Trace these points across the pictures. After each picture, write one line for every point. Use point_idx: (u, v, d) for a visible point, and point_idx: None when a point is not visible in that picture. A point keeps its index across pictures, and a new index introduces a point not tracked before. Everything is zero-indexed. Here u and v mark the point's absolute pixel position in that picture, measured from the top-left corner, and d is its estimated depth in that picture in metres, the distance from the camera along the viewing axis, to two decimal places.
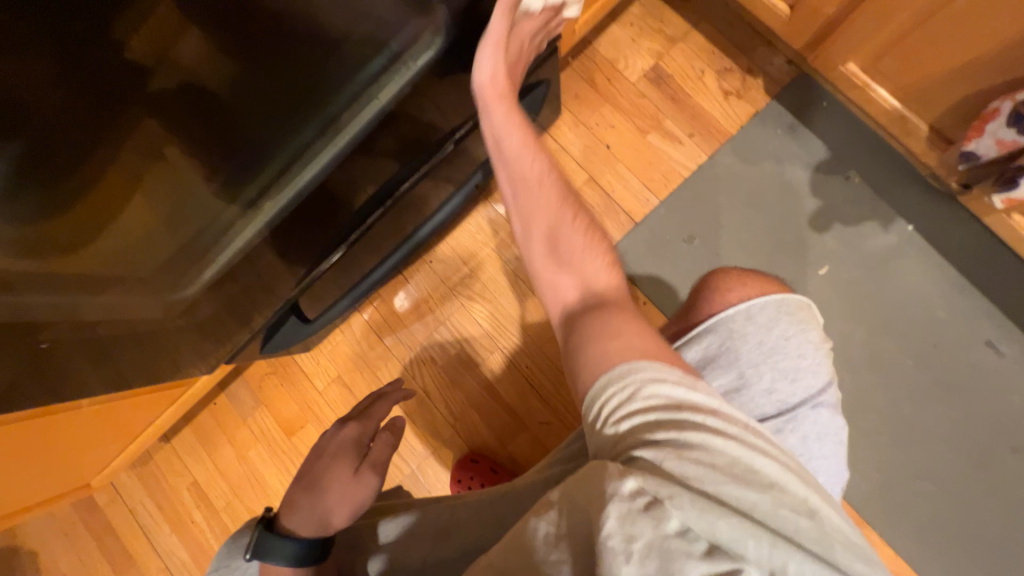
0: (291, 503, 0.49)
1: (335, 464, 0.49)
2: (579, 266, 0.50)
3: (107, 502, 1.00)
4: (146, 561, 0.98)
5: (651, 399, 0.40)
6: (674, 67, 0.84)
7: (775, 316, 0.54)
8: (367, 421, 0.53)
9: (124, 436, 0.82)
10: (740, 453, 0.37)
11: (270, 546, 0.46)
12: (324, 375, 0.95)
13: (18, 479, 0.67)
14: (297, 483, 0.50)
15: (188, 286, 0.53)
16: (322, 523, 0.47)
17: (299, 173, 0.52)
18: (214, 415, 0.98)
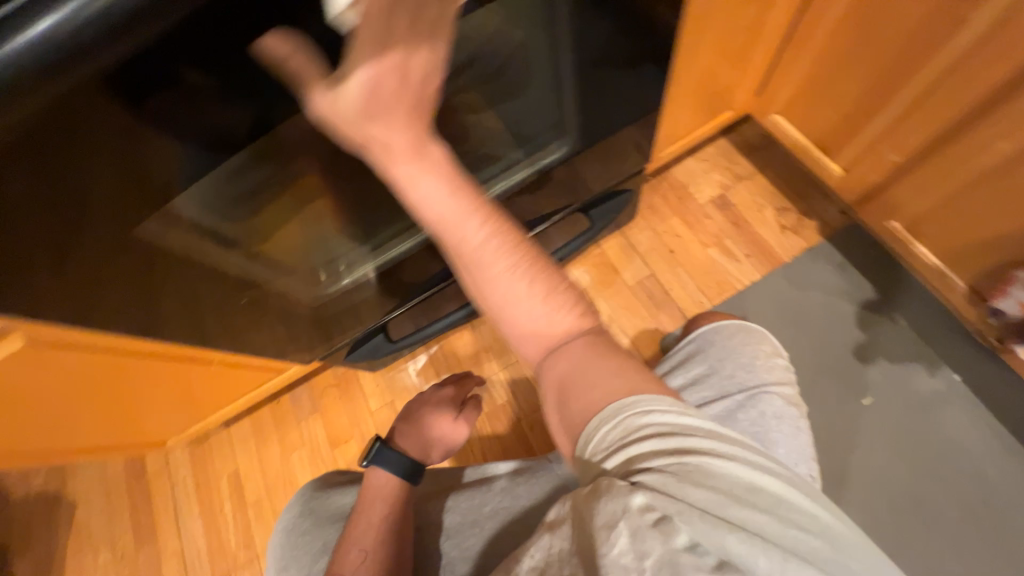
0: (401, 432, 0.64)
1: (437, 411, 0.64)
2: (547, 307, 0.46)
3: (154, 473, 1.09)
4: (166, 541, 1.03)
5: (647, 426, 0.42)
6: (739, 199, 0.99)
7: (734, 329, 0.69)
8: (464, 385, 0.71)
9: (207, 406, 0.94)
10: (723, 457, 0.40)
11: (387, 455, 0.59)
12: (379, 397, 1.04)
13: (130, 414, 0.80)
14: (410, 416, 0.65)
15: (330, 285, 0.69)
16: (424, 453, 0.62)
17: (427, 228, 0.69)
18: (273, 413, 1.08)
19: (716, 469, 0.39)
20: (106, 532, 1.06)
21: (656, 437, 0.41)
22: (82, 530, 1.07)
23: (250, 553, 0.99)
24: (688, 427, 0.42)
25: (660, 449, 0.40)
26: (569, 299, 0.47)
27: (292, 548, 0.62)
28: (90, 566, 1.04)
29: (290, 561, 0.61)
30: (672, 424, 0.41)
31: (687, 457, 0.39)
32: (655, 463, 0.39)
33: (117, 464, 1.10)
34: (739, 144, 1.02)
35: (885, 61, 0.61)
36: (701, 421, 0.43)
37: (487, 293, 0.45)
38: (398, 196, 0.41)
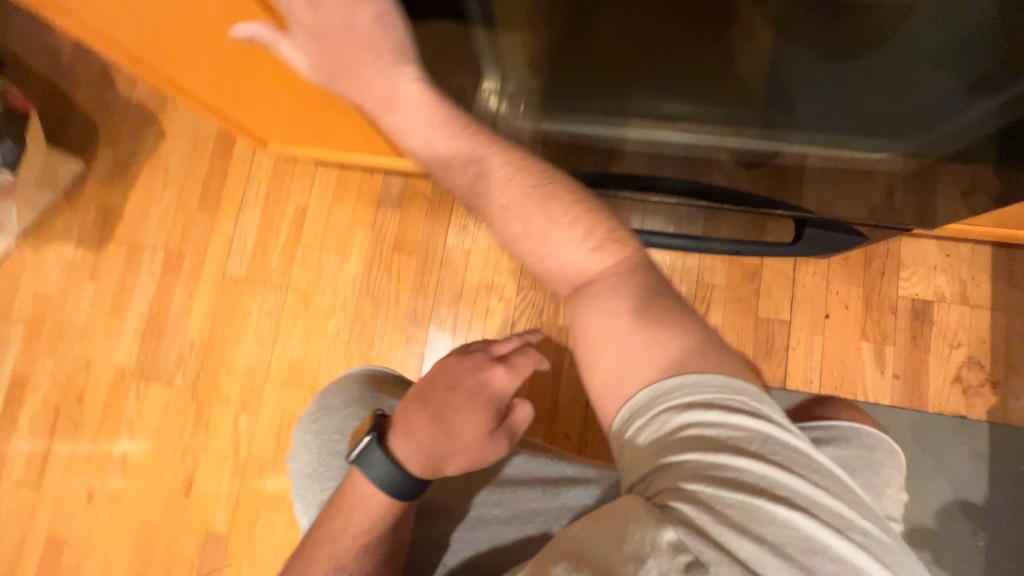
0: (405, 429, 0.52)
1: (467, 412, 0.51)
2: (557, 237, 0.49)
3: (239, 157, 1.09)
4: (222, 220, 1.08)
5: (688, 434, 0.40)
6: (939, 320, 0.82)
7: (880, 445, 0.59)
8: (516, 375, 0.53)
9: (322, 138, 0.90)
10: (765, 470, 0.38)
11: (373, 455, 0.51)
12: (459, 238, 0.99)
13: (264, 99, 0.76)
14: (425, 408, 0.52)
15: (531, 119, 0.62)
16: (435, 466, 0.52)
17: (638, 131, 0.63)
18: (363, 181, 1.04)
19: (754, 485, 0.38)
20: (181, 177, 1.11)
21: (697, 453, 0.39)
22: (163, 162, 1.12)
23: (280, 280, 1.04)
24: (731, 429, 0.40)
25: (695, 465, 0.39)
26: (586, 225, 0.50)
27: (320, 466, 0.64)
28: (156, 196, 1.11)
29: (318, 479, 0.64)
30: (718, 441, 0.39)
31: (723, 471, 0.38)
32: (687, 477, 0.38)
33: (213, 128, 1.11)
34: (993, 268, 0.82)
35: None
36: (746, 419, 0.40)
37: (525, 243, 0.51)
38: (325, 15, 0.48)
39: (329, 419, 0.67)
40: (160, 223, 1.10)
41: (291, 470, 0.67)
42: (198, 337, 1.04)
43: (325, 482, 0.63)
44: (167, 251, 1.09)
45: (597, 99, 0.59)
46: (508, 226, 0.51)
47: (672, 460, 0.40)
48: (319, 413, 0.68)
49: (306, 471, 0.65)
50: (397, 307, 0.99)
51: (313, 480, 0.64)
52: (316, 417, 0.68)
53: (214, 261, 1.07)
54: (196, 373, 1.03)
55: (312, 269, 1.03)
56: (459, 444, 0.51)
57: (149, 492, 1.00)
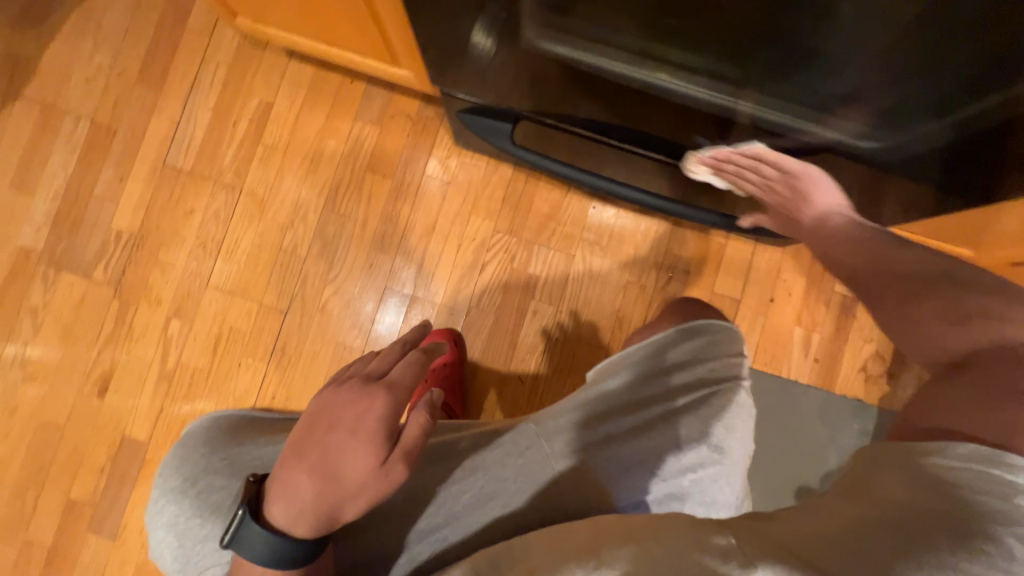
0: (281, 488, 0.48)
1: (342, 454, 0.46)
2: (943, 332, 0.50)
3: (196, 30, 0.95)
4: (167, 100, 0.94)
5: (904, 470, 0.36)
6: (861, 316, 0.93)
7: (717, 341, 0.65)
8: (396, 394, 0.48)
9: (307, 28, 0.81)
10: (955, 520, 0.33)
11: (248, 530, 0.49)
12: (440, 168, 0.94)
13: None
14: (300, 459, 0.48)
15: (536, 35, 0.56)
16: (330, 513, 0.47)
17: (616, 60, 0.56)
18: (342, 88, 0.95)
19: (947, 552, 0.32)
20: (117, 38, 0.94)
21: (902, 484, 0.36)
22: (96, 15, 0.94)
23: (233, 180, 0.93)
24: (950, 495, 0.34)
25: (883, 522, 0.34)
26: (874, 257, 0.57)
27: (192, 554, 0.57)
28: (84, 55, 0.94)
29: (196, 566, 0.58)
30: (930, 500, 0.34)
31: (904, 531, 0.33)
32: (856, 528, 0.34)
33: None
34: None
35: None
36: (975, 489, 0.34)
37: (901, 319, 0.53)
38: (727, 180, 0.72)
39: (178, 504, 0.59)
40: (87, 88, 0.93)
41: (167, 566, 0.59)
42: (126, 229, 0.92)
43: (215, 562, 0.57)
44: (94, 123, 0.93)
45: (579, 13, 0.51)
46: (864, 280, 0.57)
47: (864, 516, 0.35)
48: (179, 492, 0.60)
49: (181, 562, 0.58)
50: (363, 230, 0.93)
51: (206, 558, 0.57)
52: (164, 504, 0.60)
53: (153, 145, 0.94)
54: (122, 269, 0.92)
55: (271, 174, 0.94)
56: (347, 490, 0.46)
57: (54, 390, 0.90)
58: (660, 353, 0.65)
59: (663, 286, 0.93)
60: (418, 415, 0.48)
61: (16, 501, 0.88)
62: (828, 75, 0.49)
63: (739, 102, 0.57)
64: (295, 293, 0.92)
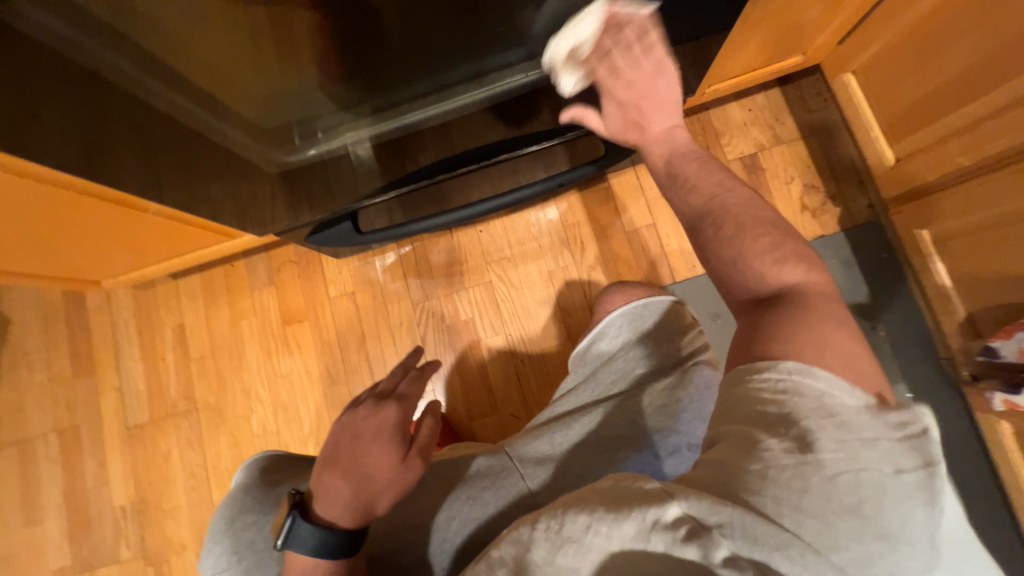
0: (324, 492, 0.47)
1: (371, 451, 0.47)
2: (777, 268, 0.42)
3: (96, 307, 1.04)
4: (104, 376, 1.02)
5: (795, 375, 0.34)
6: (768, 165, 0.90)
7: (648, 311, 0.66)
8: (408, 403, 0.50)
9: (161, 254, 0.89)
10: (854, 447, 0.32)
11: (297, 533, 0.45)
12: (340, 285, 0.98)
13: (73, 244, 0.76)
14: (333, 467, 0.47)
15: (292, 154, 0.63)
16: (364, 513, 0.46)
17: (412, 111, 0.62)
18: (227, 274, 1.02)
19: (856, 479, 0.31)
20: (43, 352, 1.04)
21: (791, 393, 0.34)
22: (19, 348, 1.05)
23: (187, 405, 0.99)
24: (845, 416, 0.33)
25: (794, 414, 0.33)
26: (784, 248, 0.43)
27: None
28: (26, 383, 1.03)
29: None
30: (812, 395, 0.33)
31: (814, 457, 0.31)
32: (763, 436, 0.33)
33: (56, 291, 1.05)
34: (789, 104, 0.90)
35: (1000, 37, 0.54)
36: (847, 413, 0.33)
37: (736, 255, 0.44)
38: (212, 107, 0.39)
39: (220, 547, 0.52)
40: (40, 408, 1.02)
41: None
42: (128, 500, 0.97)
43: None
44: (60, 431, 1.01)
45: (342, 92, 0.57)
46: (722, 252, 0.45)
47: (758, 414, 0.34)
48: (208, 545, 0.53)
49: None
50: (310, 375, 0.97)
51: None
52: (207, 548, 0.53)
53: (112, 418, 1.01)
54: (141, 536, 0.96)
55: (213, 379, 0.99)
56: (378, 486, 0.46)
57: None
58: (613, 364, 0.64)
59: (582, 255, 0.93)
60: (429, 414, 0.50)
61: None
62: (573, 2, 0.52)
63: (522, 73, 0.61)
64: None
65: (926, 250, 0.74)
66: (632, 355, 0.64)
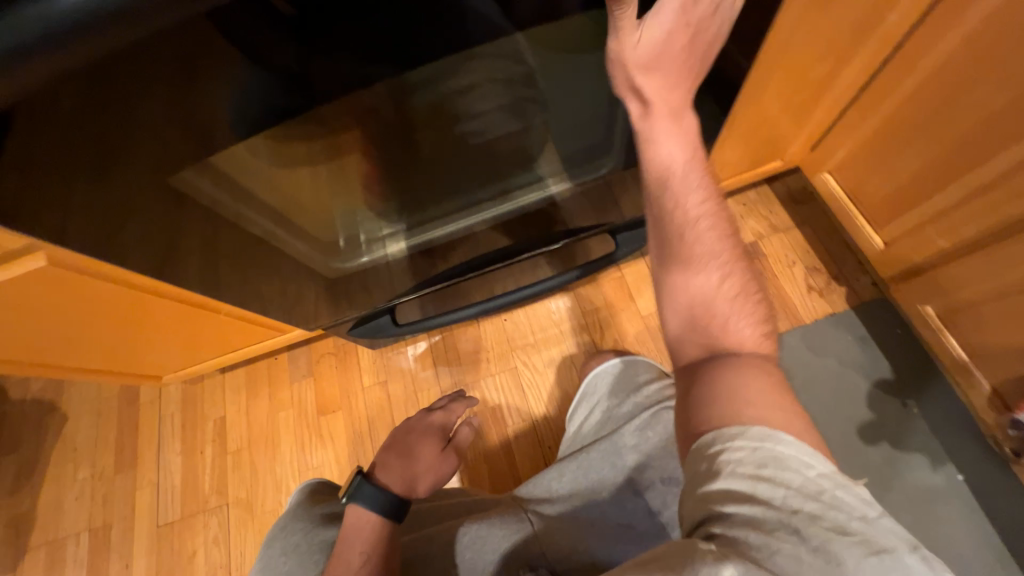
0: (382, 466, 0.61)
1: (423, 439, 0.66)
2: (742, 332, 0.45)
3: (147, 401, 1.11)
4: (143, 470, 1.05)
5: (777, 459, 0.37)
6: (768, 251, 0.97)
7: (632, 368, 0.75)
8: (450, 414, 0.72)
9: (216, 349, 0.98)
10: (870, 533, 0.34)
11: (362, 491, 0.55)
12: (374, 375, 1.04)
13: (146, 340, 0.85)
14: (392, 448, 0.64)
15: (344, 260, 0.73)
16: (408, 486, 0.60)
17: (447, 223, 0.73)
18: (270, 367, 1.09)
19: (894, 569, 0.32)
20: (91, 448, 1.09)
21: (783, 473, 0.36)
22: (70, 443, 1.10)
23: (219, 500, 1.00)
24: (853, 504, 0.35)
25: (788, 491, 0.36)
26: (740, 291, 0.47)
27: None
28: (69, 479, 1.07)
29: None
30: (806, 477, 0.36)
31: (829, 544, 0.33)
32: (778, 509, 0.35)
33: (114, 387, 1.13)
34: (778, 198, 1.00)
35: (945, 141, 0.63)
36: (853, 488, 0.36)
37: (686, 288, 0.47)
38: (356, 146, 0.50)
39: None
40: (78, 504, 1.05)
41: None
42: None
43: None
44: (92, 530, 1.02)
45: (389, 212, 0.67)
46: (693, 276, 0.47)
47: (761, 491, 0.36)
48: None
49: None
50: (340, 467, 0.98)
51: None
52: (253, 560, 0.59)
53: (144, 515, 1.02)
54: None
55: (247, 473, 1.01)
56: (423, 462, 0.63)
57: None
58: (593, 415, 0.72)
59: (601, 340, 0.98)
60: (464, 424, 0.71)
61: None
62: (575, 135, 0.65)
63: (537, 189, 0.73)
64: None
65: (938, 326, 0.76)
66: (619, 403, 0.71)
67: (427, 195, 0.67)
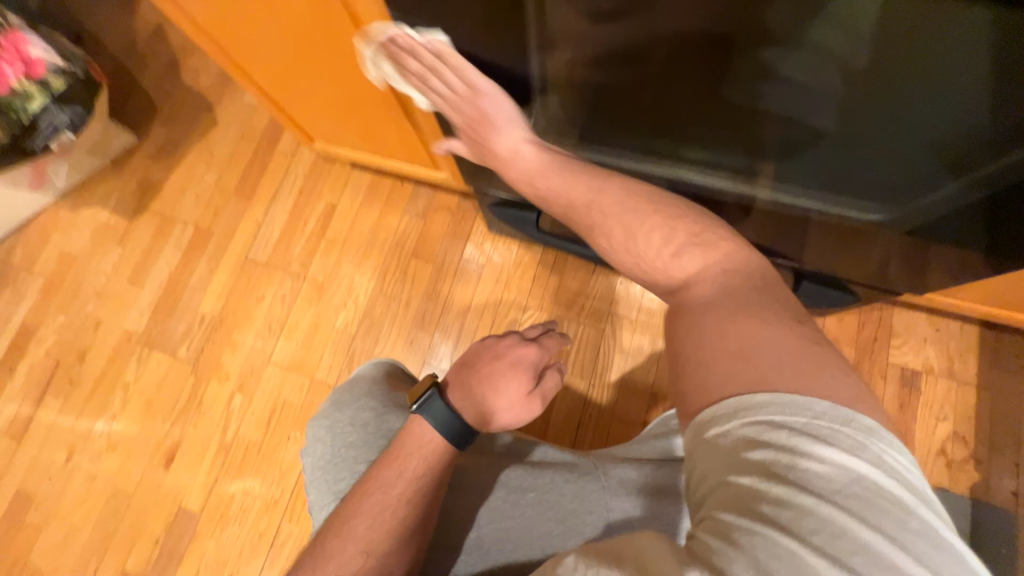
0: (458, 385, 0.52)
1: (507, 372, 0.52)
2: (636, 246, 0.55)
3: (282, 151, 1.17)
4: (254, 206, 1.14)
5: (750, 432, 0.40)
6: (926, 390, 0.85)
7: None
8: (548, 348, 0.55)
9: (369, 146, 0.99)
10: (831, 483, 0.36)
11: (433, 406, 0.50)
12: (476, 253, 1.04)
13: (328, 106, 0.85)
14: (471, 369, 0.53)
15: None
16: (481, 420, 0.51)
17: (675, 167, 0.63)
18: (393, 188, 1.10)
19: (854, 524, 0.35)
20: (223, 162, 1.18)
21: (762, 450, 0.38)
22: (210, 146, 1.20)
23: (299, 269, 1.08)
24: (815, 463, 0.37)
25: (773, 478, 0.37)
26: (670, 229, 0.54)
27: (332, 458, 0.59)
28: (197, 175, 1.18)
29: (332, 471, 0.58)
30: (773, 439, 0.39)
31: (796, 519, 0.35)
32: (760, 499, 0.36)
33: (262, 122, 1.19)
34: (979, 348, 0.85)
35: None
36: (838, 459, 0.37)
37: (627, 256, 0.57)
38: (433, 78, 0.56)
39: (318, 441, 0.61)
40: (196, 199, 1.16)
41: (304, 467, 0.61)
42: (210, 312, 1.07)
43: (337, 482, 0.57)
44: (197, 227, 1.14)
45: (631, 122, 0.58)
46: (605, 242, 0.57)
47: (744, 475, 0.38)
48: (311, 434, 0.62)
49: (320, 465, 0.59)
50: (406, 309, 1.02)
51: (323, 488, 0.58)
52: (324, 413, 0.63)
53: (239, 241, 1.12)
54: (201, 347, 1.05)
55: (331, 263, 1.07)
56: (501, 401, 0.51)
57: (130, 457, 1.01)
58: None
59: None
60: (553, 370, 0.55)
61: (80, 567, 0.95)
62: (842, 157, 0.55)
63: (742, 185, 0.63)
64: (344, 369, 1.00)
65: None
66: None
67: (635, 119, 0.58)
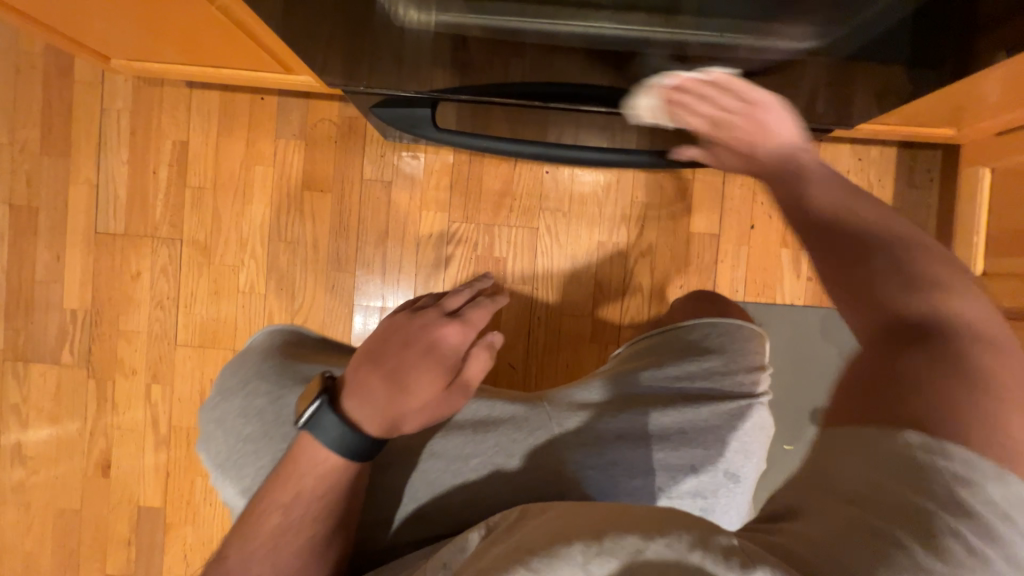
0: (359, 387, 0.44)
1: (420, 367, 0.44)
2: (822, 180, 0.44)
3: (86, 83, 0.88)
4: (79, 164, 0.89)
5: (912, 445, 0.26)
6: None
7: (734, 337, 0.62)
8: (470, 327, 0.47)
9: (191, 59, 0.74)
10: (976, 544, 0.24)
11: (324, 420, 0.44)
12: (378, 170, 0.89)
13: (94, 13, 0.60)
14: (375, 365, 0.44)
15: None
16: (389, 426, 0.44)
17: (567, 23, 0.51)
18: (255, 107, 0.88)
19: None
20: (8, 111, 0.88)
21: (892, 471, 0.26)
22: None
23: (171, 232, 0.89)
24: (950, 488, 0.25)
25: (924, 524, 0.25)
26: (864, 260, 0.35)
27: (232, 454, 0.54)
28: None
29: (233, 466, 0.54)
30: (923, 466, 0.26)
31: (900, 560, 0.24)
32: (890, 533, 0.25)
33: (37, 43, 0.87)
34: (896, 170, 0.86)
35: None
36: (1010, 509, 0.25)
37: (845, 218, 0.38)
38: (696, 113, 0.58)
39: (213, 436, 0.56)
40: None
41: (203, 463, 0.56)
42: (80, 305, 0.89)
43: (240, 473, 0.53)
44: (13, 206, 0.89)
45: None
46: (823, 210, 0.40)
47: (858, 498, 0.27)
48: (206, 430, 0.57)
49: (219, 459, 0.55)
50: (316, 252, 0.89)
51: (228, 479, 0.54)
52: (215, 404, 0.57)
53: (78, 213, 0.89)
54: (87, 346, 0.90)
55: (207, 216, 0.89)
56: (414, 400, 0.44)
57: (59, 476, 0.91)
58: (681, 360, 0.60)
59: (637, 239, 0.88)
60: (485, 347, 0.47)
61: None
62: None
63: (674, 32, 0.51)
64: None
65: None
66: (702, 364, 0.59)
67: None
